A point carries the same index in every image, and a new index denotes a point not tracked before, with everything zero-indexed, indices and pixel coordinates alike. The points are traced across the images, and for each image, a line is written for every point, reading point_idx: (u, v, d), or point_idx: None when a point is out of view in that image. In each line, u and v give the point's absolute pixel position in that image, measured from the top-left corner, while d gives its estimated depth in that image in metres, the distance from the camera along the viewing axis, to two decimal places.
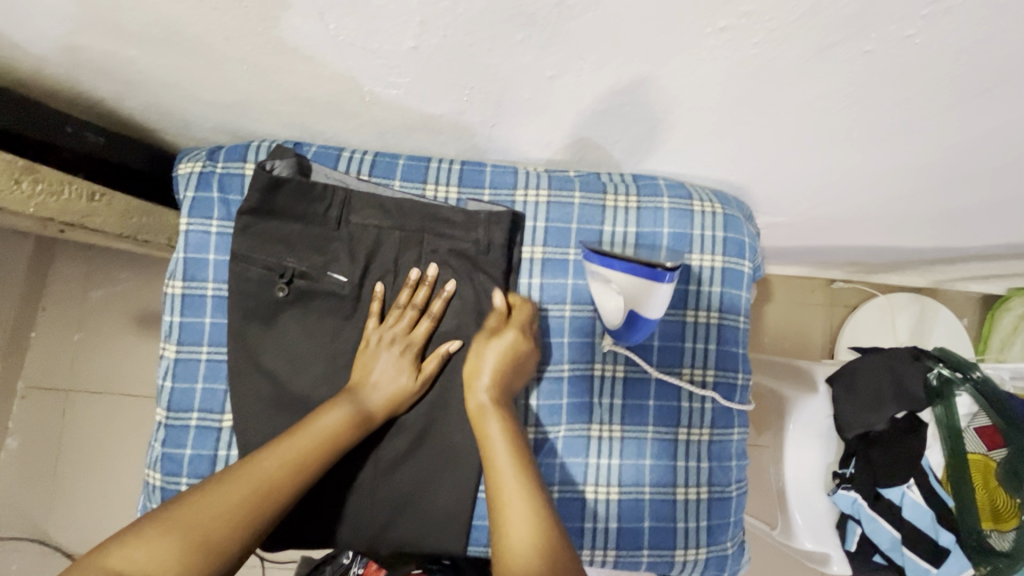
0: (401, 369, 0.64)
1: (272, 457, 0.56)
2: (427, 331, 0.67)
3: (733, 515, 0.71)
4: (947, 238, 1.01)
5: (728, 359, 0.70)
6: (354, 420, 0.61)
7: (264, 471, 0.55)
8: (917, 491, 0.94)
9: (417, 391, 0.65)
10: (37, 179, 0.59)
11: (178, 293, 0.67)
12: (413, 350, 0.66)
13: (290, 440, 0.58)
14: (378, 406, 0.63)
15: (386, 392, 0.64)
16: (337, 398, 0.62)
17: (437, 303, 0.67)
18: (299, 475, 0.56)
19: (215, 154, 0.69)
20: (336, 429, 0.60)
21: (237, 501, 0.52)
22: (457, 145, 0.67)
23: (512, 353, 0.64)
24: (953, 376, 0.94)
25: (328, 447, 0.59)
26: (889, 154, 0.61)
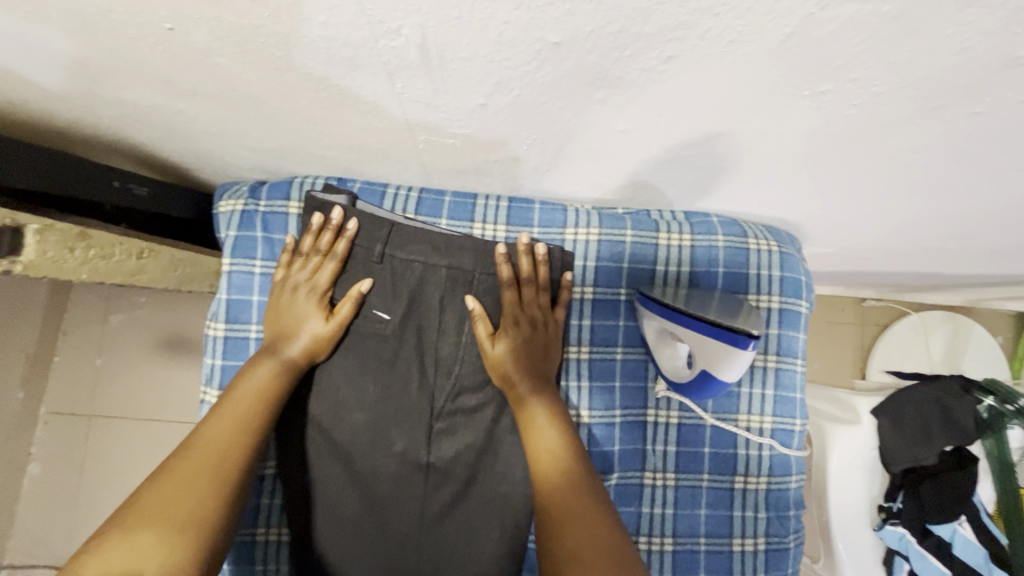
0: (309, 314, 0.62)
1: (215, 428, 0.54)
2: (331, 273, 0.64)
3: (791, 568, 0.68)
4: (995, 266, 0.98)
5: (786, 405, 0.68)
6: (279, 371, 0.60)
7: (211, 443, 0.53)
8: (969, 529, 0.92)
9: (332, 335, 0.63)
10: (89, 244, 0.60)
11: (219, 336, 0.65)
12: (320, 292, 0.63)
13: (228, 406, 0.56)
14: (299, 355, 0.61)
15: (305, 340, 0.62)
16: (258, 358, 0.61)
17: (340, 244, 0.64)
18: (249, 434, 0.55)
19: (258, 193, 0.67)
20: (265, 383, 0.59)
21: (195, 474, 0.50)
22: (507, 185, 0.65)
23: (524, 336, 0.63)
24: (1004, 409, 0.92)
25: (265, 401, 0.58)
26: (961, 198, 0.59)
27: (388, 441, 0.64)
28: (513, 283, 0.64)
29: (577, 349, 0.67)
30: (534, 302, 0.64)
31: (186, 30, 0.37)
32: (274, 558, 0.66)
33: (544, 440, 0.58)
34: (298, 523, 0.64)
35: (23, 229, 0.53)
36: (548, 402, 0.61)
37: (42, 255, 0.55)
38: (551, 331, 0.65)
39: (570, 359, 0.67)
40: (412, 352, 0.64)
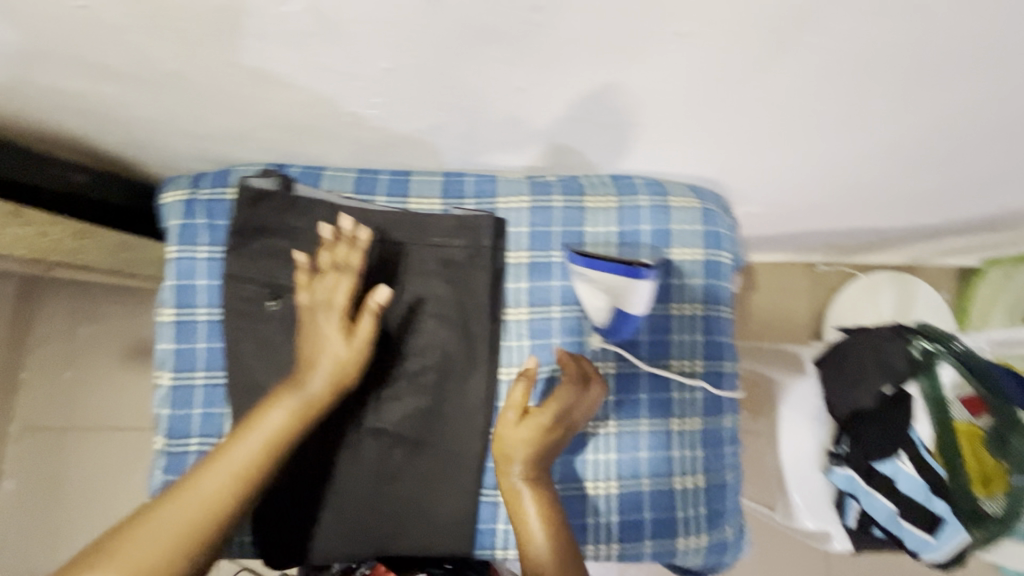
0: (330, 336, 0.57)
1: (212, 476, 0.51)
2: (347, 293, 0.59)
3: (730, 501, 0.73)
4: (917, 216, 1.05)
5: (714, 348, 0.72)
6: (299, 413, 0.56)
7: (203, 491, 0.51)
8: (909, 463, 0.97)
9: (353, 358, 0.59)
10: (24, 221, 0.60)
11: (169, 321, 0.67)
12: (341, 313, 0.59)
13: (236, 449, 0.53)
14: (320, 387, 0.57)
15: (326, 369, 0.57)
16: (280, 390, 0.57)
17: (357, 257, 0.60)
18: (246, 486, 0.52)
19: (199, 181, 0.70)
20: (279, 424, 0.55)
21: (177, 528, 0.48)
22: (439, 158, 0.69)
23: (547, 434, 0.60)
24: (934, 348, 0.96)
25: (275, 448, 0.55)
26: (852, 140, 0.65)
27: (340, 410, 0.66)
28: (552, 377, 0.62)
29: (516, 311, 0.71)
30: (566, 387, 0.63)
31: (98, 6, 0.40)
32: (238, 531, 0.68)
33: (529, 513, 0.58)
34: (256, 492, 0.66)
35: None
36: (540, 478, 0.60)
37: None
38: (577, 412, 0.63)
39: (509, 321, 0.71)
40: None
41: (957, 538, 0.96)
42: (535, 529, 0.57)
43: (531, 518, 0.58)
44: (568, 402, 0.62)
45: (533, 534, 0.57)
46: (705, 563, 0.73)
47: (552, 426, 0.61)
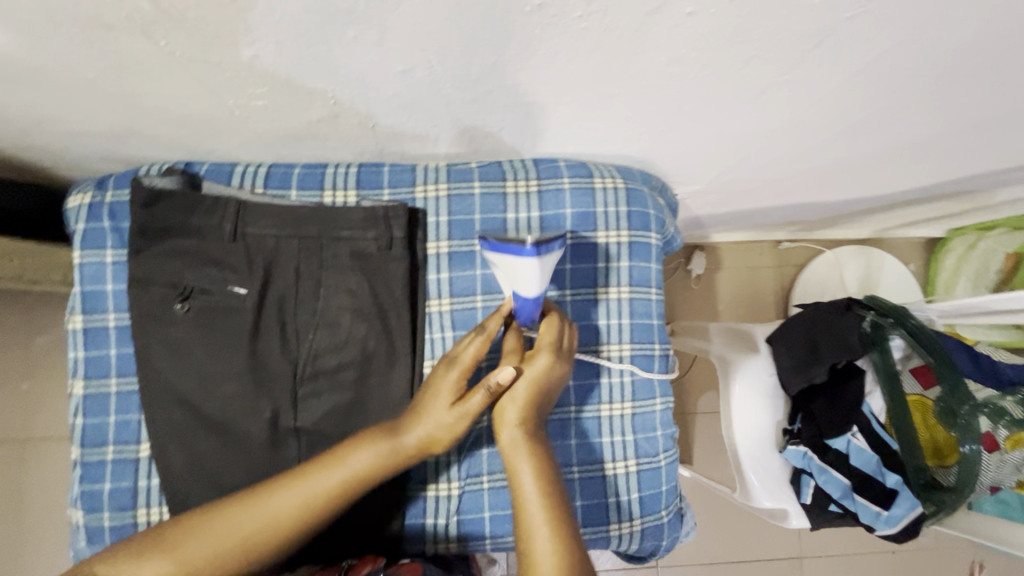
0: (442, 395, 0.57)
1: (280, 498, 0.54)
2: (475, 353, 0.58)
3: (665, 484, 0.71)
4: (866, 188, 1.04)
5: (643, 331, 0.71)
6: (385, 456, 0.56)
7: (271, 509, 0.54)
8: (861, 438, 0.97)
9: (459, 425, 0.57)
10: None
11: (78, 328, 0.65)
12: (463, 375, 0.58)
13: (312, 478, 0.55)
14: (416, 444, 0.57)
15: (425, 432, 0.57)
16: (378, 432, 0.58)
17: (494, 322, 0.59)
18: (311, 516, 0.54)
19: (105, 183, 0.67)
20: (363, 468, 0.56)
21: (232, 537, 0.52)
22: (351, 147, 0.67)
23: (547, 376, 0.59)
24: (884, 322, 0.98)
25: (352, 487, 0.55)
26: (768, 110, 0.63)
27: (256, 411, 0.64)
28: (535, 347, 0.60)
29: (438, 301, 0.69)
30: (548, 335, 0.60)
31: None
32: None
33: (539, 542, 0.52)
34: (173, 500, 0.64)
35: None
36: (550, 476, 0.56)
37: None
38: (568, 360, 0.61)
39: (431, 312, 0.69)
40: (274, 321, 0.65)
41: (910, 512, 0.95)
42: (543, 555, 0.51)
43: (529, 491, 0.55)
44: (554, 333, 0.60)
45: (540, 549, 0.52)
46: (642, 548, 0.72)
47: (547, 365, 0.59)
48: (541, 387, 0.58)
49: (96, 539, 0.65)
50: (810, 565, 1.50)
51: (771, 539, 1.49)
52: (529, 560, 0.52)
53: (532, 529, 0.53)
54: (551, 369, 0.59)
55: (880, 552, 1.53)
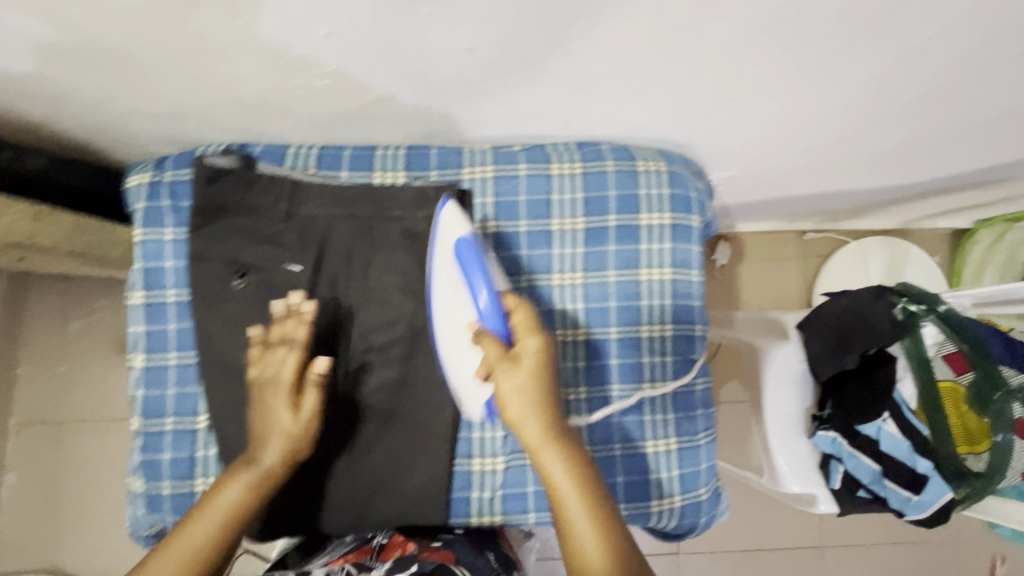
0: (280, 411, 0.61)
1: (173, 553, 0.57)
2: (295, 366, 0.62)
3: (704, 463, 0.73)
4: (898, 176, 1.04)
5: (684, 312, 0.72)
6: (252, 485, 0.60)
7: (164, 569, 0.56)
8: (892, 424, 0.98)
9: (303, 430, 0.62)
10: None
11: (139, 303, 0.68)
12: (291, 388, 0.62)
13: (189, 531, 0.58)
14: (276, 460, 0.61)
15: (278, 445, 0.61)
16: (236, 468, 0.61)
17: (300, 327, 0.63)
18: (198, 561, 0.57)
19: (163, 164, 0.70)
20: (233, 502, 0.60)
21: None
22: (401, 129, 0.68)
23: (543, 359, 0.58)
24: (917, 309, 0.97)
25: (230, 522, 0.59)
26: (814, 93, 0.65)
27: None
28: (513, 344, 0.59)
29: None
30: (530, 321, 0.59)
31: None
32: None
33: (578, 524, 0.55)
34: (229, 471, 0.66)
35: None
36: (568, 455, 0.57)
37: None
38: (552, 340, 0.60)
39: None
40: (326, 298, 0.67)
41: (941, 496, 0.97)
42: (581, 530, 0.55)
43: (561, 480, 0.57)
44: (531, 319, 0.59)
45: (579, 526, 0.55)
46: (681, 526, 0.74)
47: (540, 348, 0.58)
48: (543, 373, 0.57)
49: (156, 506, 0.67)
50: (830, 555, 1.51)
51: (792, 529, 1.50)
52: (571, 537, 0.56)
53: (564, 499, 0.56)
54: (541, 352, 0.58)
55: (900, 542, 1.53)
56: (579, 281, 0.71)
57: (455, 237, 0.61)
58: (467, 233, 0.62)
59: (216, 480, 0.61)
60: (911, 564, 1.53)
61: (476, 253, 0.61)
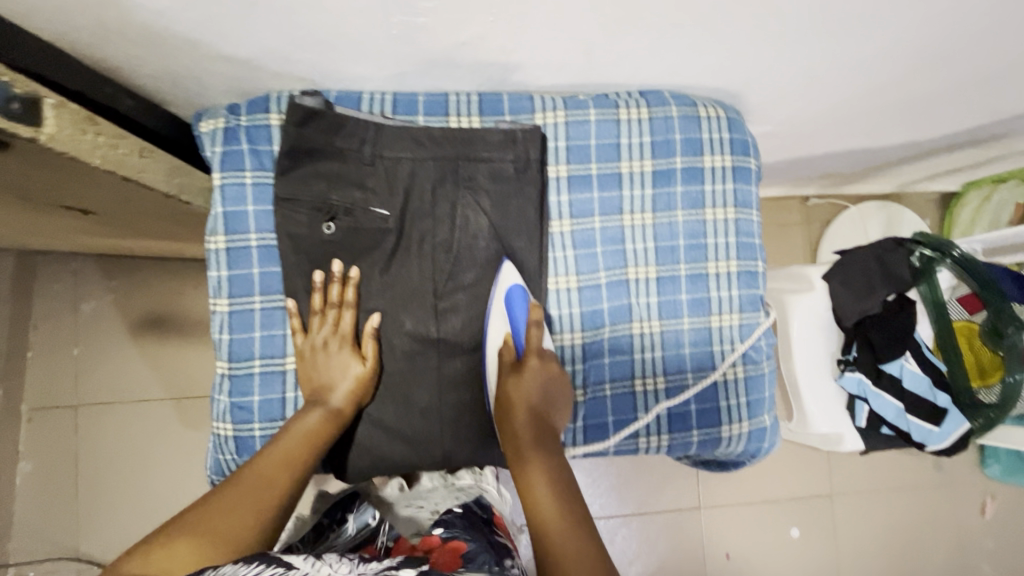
0: (349, 360, 0.68)
1: (267, 467, 0.60)
2: (352, 320, 0.69)
3: (767, 391, 0.78)
4: (911, 135, 1.10)
5: (747, 250, 0.77)
6: (328, 417, 0.66)
7: (263, 476, 0.59)
8: (914, 362, 1.06)
9: (371, 374, 0.69)
10: (99, 131, 0.51)
11: (221, 248, 0.69)
12: (349, 342, 0.69)
13: (277, 447, 0.62)
14: (345, 400, 0.68)
15: (347, 387, 0.68)
16: (306, 409, 0.67)
17: (348, 290, 0.69)
18: (295, 469, 0.61)
19: (237, 109, 0.70)
20: (313, 428, 0.65)
21: (250, 509, 0.56)
22: (479, 74, 0.70)
23: (540, 373, 0.69)
24: (933, 255, 1.05)
25: (312, 444, 0.64)
26: (870, 35, 0.70)
27: (397, 322, 0.71)
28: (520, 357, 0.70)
29: (559, 223, 0.75)
30: (538, 343, 0.70)
31: None
32: None
33: (565, 544, 0.53)
34: None
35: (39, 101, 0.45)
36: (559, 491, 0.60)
37: (62, 132, 0.47)
38: (559, 375, 0.70)
39: (554, 233, 0.74)
40: (414, 237, 0.71)
41: (958, 427, 1.07)
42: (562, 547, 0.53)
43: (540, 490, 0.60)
44: (535, 345, 0.70)
45: (562, 542, 0.54)
46: (747, 450, 0.79)
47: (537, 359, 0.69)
48: (542, 381, 0.69)
49: (247, 448, 0.70)
50: (840, 501, 1.60)
51: (804, 479, 1.59)
52: (552, 548, 0.54)
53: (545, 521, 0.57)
54: (543, 368, 0.70)
55: (902, 487, 1.63)
56: (648, 220, 0.75)
57: (506, 284, 0.71)
58: (515, 277, 0.71)
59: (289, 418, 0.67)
60: (912, 505, 1.63)
61: (524, 298, 0.71)
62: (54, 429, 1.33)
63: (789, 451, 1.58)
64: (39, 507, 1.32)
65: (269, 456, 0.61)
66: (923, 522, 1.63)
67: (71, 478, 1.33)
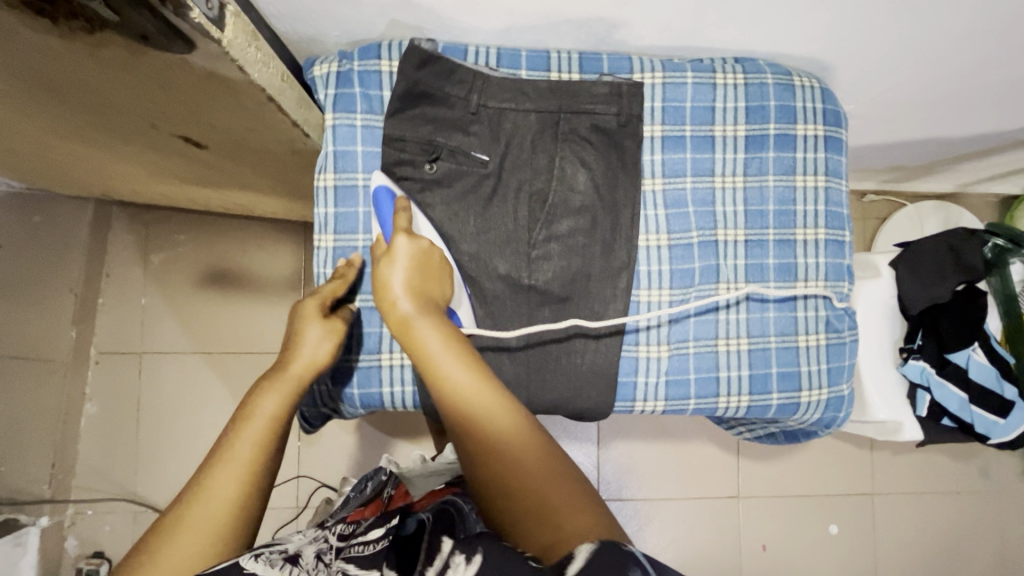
0: (313, 320, 0.68)
1: (221, 479, 0.56)
2: (335, 291, 0.70)
3: (848, 359, 0.79)
4: (991, 124, 1.09)
5: (835, 219, 0.78)
6: (288, 392, 0.63)
7: (218, 493, 0.55)
8: (981, 353, 1.06)
9: (336, 335, 0.68)
10: (258, 47, 0.56)
11: (330, 184, 0.72)
12: (324, 304, 0.69)
13: (237, 445, 0.58)
14: (308, 369, 0.66)
15: (312, 354, 0.66)
16: (267, 383, 0.64)
17: (351, 270, 0.71)
18: (256, 468, 0.58)
19: (350, 54, 0.72)
20: (274, 410, 0.62)
21: (200, 538, 0.52)
22: (585, 29, 0.71)
23: (417, 254, 0.66)
24: (1006, 246, 1.05)
25: (273, 430, 0.61)
26: (987, 6, 0.69)
27: (493, 266, 0.73)
28: (407, 230, 0.67)
29: (652, 181, 0.76)
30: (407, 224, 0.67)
31: None
32: (400, 381, 0.75)
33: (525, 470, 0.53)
34: None
35: (222, 7, 0.49)
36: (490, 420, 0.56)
37: (237, 41, 0.51)
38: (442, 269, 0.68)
39: (646, 190, 0.76)
40: (508, 184, 0.73)
41: None
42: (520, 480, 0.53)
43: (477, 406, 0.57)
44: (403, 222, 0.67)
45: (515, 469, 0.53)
46: (821, 419, 0.80)
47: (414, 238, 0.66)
48: (417, 260, 0.65)
49: (342, 375, 0.75)
50: (880, 501, 1.58)
51: (845, 476, 1.57)
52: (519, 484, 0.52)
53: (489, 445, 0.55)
54: (415, 249, 0.66)
55: (944, 491, 1.61)
56: (739, 184, 0.77)
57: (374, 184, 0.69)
58: (385, 180, 0.69)
59: (242, 401, 0.62)
60: (952, 510, 1.61)
61: (391, 198, 0.69)
62: (119, 373, 1.37)
63: (831, 446, 1.57)
64: (102, 447, 1.36)
65: (224, 463, 0.57)
66: (964, 528, 1.61)
67: (129, 425, 1.37)
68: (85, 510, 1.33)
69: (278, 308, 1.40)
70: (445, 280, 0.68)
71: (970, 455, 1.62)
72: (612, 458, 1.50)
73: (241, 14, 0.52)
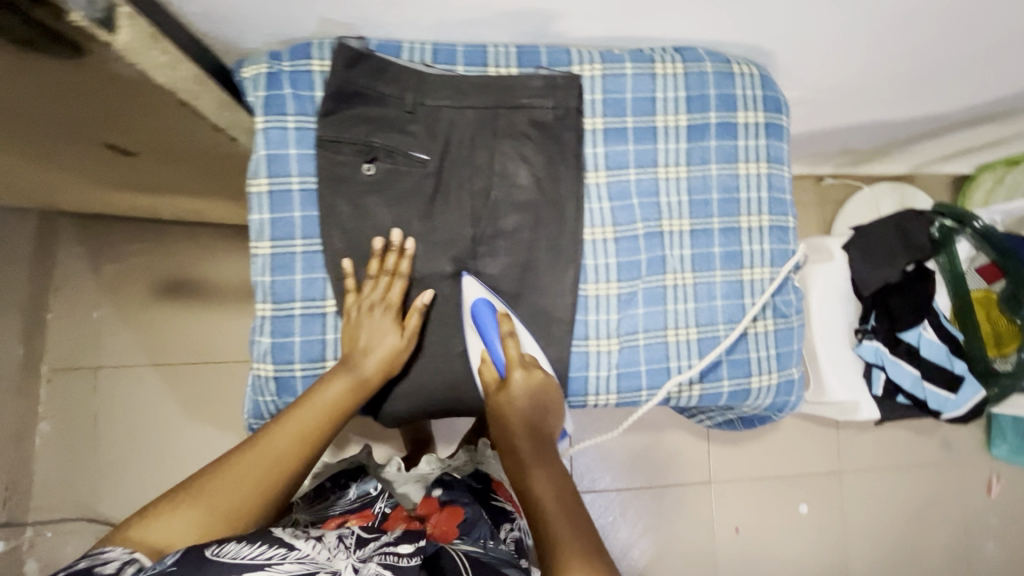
0: (387, 330, 0.69)
1: (277, 445, 0.63)
2: (401, 291, 0.71)
3: (797, 344, 0.80)
4: (935, 106, 1.11)
5: (778, 205, 0.79)
6: (354, 387, 0.68)
7: (276, 450, 0.63)
8: (931, 331, 1.08)
9: (405, 347, 0.71)
10: (164, 49, 0.54)
11: (264, 190, 0.70)
12: (393, 310, 0.70)
13: (298, 417, 0.65)
14: (373, 370, 0.69)
15: (380, 356, 0.69)
16: (336, 369, 0.68)
17: (403, 262, 0.71)
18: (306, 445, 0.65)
19: (279, 55, 0.70)
20: (335, 400, 0.67)
21: (249, 482, 0.61)
22: (520, 22, 0.70)
23: (530, 386, 0.72)
24: (953, 226, 1.05)
25: (328, 418, 0.66)
26: None
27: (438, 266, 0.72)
28: (519, 362, 0.72)
29: (595, 174, 0.76)
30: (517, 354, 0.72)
31: None
32: None
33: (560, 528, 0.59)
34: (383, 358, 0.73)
35: (116, 9, 0.47)
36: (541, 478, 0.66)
37: (132, 43, 0.49)
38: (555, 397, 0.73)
39: (589, 183, 0.76)
40: (450, 183, 0.72)
41: (975, 394, 1.10)
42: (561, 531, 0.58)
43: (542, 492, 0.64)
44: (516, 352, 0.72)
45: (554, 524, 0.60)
46: (775, 403, 0.81)
47: (526, 369, 0.72)
48: (530, 396, 0.72)
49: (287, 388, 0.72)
50: (849, 477, 1.62)
51: (814, 455, 1.60)
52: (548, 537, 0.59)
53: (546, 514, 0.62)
54: (531, 380, 0.72)
55: (910, 465, 1.65)
56: (682, 173, 0.77)
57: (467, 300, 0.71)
58: (484, 292, 0.71)
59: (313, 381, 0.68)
60: (918, 483, 1.65)
61: (491, 312, 0.71)
62: (73, 390, 1.33)
63: (800, 427, 1.59)
64: (58, 466, 1.31)
65: (283, 432, 0.64)
66: (930, 499, 1.66)
67: (87, 442, 1.32)
68: (43, 531, 1.28)
69: (238, 315, 1.37)
70: (557, 403, 0.74)
71: (933, 428, 1.66)
72: (585, 450, 1.51)
73: (138, 15, 0.50)
